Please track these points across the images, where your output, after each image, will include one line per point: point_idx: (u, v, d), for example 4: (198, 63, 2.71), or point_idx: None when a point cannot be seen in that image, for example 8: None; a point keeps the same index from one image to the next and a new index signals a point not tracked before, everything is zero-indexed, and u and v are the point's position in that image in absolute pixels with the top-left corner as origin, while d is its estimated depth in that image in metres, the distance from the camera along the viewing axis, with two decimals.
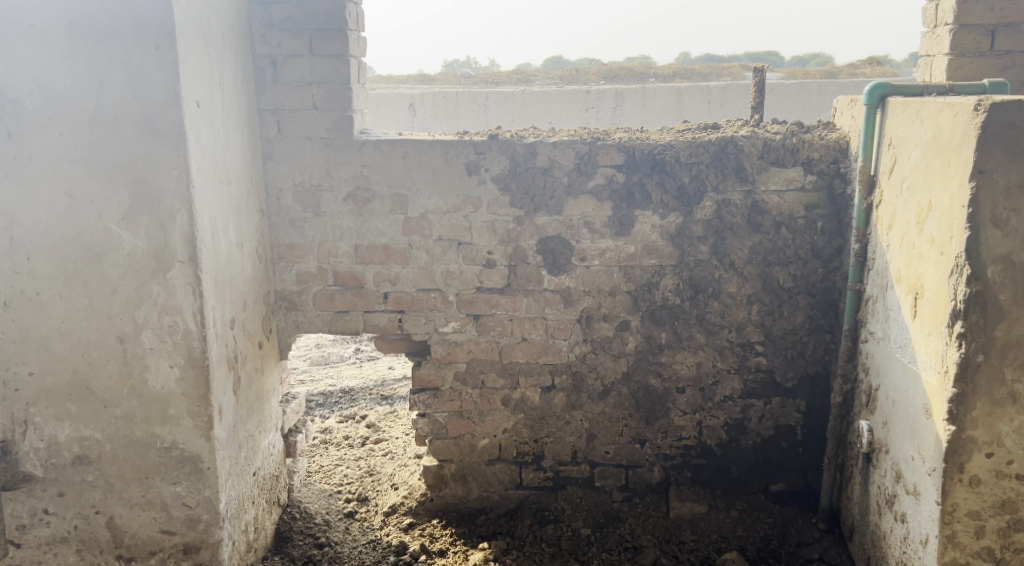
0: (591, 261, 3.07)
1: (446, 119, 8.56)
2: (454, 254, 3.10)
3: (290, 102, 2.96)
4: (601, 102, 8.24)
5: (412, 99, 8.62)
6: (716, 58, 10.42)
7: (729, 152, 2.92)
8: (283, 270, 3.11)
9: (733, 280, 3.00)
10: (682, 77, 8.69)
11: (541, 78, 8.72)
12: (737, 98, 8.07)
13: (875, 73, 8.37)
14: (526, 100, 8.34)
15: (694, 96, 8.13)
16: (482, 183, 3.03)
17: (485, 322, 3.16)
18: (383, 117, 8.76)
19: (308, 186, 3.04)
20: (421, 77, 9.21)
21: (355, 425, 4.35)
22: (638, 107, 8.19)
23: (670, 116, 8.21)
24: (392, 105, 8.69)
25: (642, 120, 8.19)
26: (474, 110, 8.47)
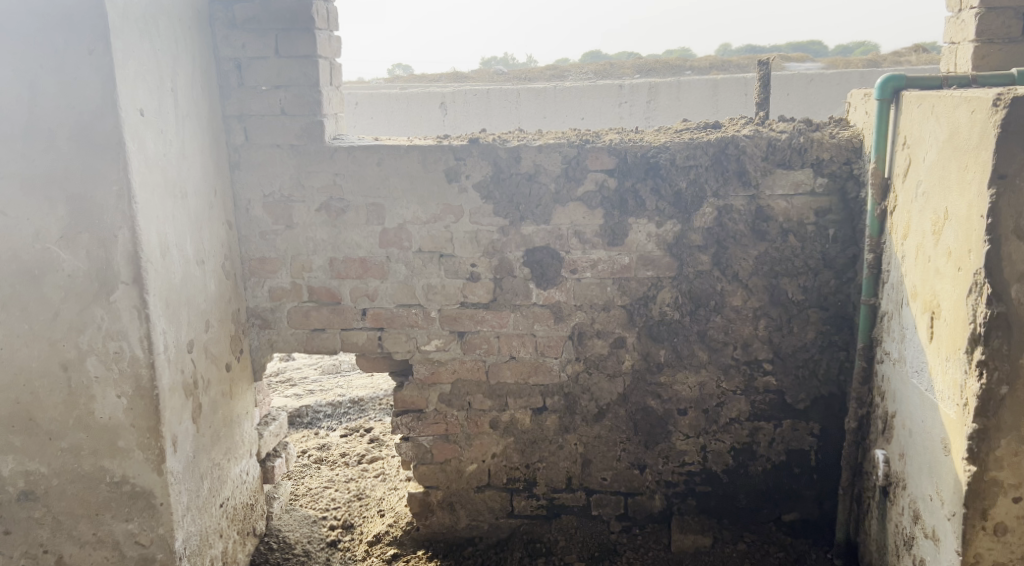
0: (582, 273, 2.83)
1: (478, 117, 8.15)
2: (436, 267, 2.89)
3: (257, 108, 2.79)
4: (635, 97, 7.81)
5: (444, 97, 8.28)
6: (753, 49, 10.01)
7: (730, 153, 2.67)
8: (255, 286, 2.95)
9: (737, 293, 2.75)
10: (719, 69, 8.31)
11: (574, 73, 8.46)
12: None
13: (917, 62, 7.89)
14: (559, 97, 7.98)
15: (730, 87, 7.52)
16: (463, 191, 2.82)
17: (470, 339, 2.94)
18: (414, 116, 8.41)
19: (278, 198, 2.86)
20: (454, 75, 8.99)
21: (358, 440, 4.13)
22: (673, 100, 7.71)
23: (707, 110, 7.61)
24: (423, 104, 8.37)
25: (678, 115, 7.70)
26: (506, 108, 8.09)
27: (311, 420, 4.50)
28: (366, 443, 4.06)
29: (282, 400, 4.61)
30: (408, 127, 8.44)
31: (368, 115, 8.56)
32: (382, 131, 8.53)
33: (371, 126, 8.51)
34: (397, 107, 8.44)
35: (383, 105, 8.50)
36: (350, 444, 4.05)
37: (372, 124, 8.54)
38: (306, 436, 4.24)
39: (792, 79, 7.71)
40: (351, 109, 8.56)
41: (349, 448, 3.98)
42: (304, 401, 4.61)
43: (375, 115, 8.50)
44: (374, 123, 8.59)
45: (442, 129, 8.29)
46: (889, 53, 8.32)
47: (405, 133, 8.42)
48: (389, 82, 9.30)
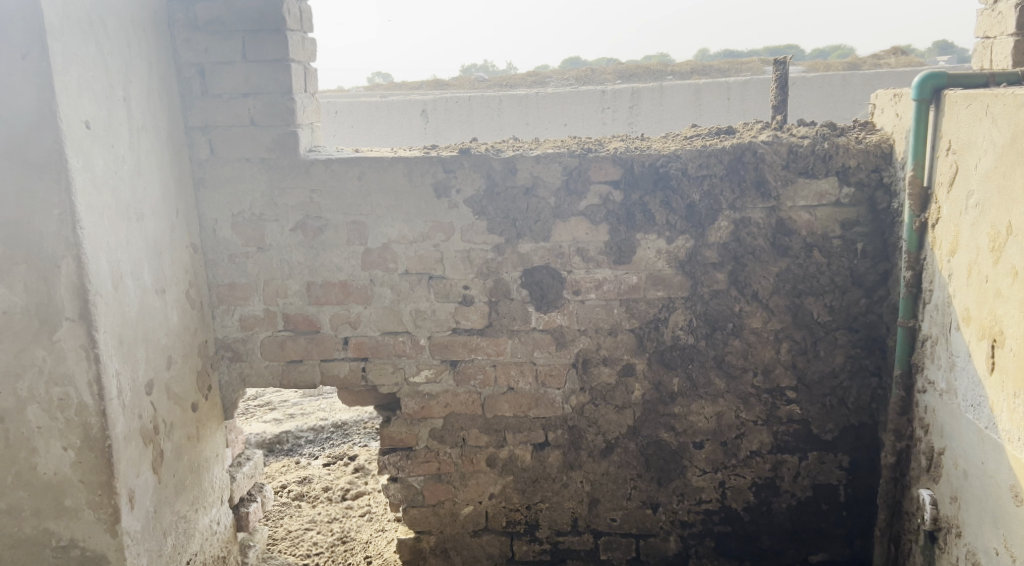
0: (586, 295, 2.58)
1: (460, 125, 7.92)
2: (425, 290, 2.63)
3: (223, 119, 2.52)
4: (618, 102, 7.54)
5: (425, 104, 8.00)
6: (732, 53, 9.83)
7: (748, 161, 2.42)
8: (225, 315, 2.67)
9: (757, 314, 2.50)
10: (701, 74, 8.10)
11: (555, 79, 8.24)
12: (760, 93, 7.12)
13: (896, 64, 7.73)
14: (542, 102, 7.66)
15: (712, 91, 7.35)
16: (454, 207, 2.55)
17: (464, 369, 2.67)
18: (395, 124, 8.14)
19: (248, 217, 2.59)
20: (436, 83, 8.74)
21: (342, 469, 3.85)
22: (656, 106, 7.50)
23: (690, 115, 7.42)
24: (403, 112, 8.09)
25: (660, 120, 7.48)
26: (489, 115, 7.79)
27: (292, 447, 4.21)
28: (350, 473, 3.78)
29: (259, 426, 4.31)
30: (388, 135, 8.16)
31: (348, 124, 8.30)
32: (362, 140, 8.25)
33: (351, 135, 8.23)
34: (378, 115, 8.18)
35: (363, 113, 8.23)
36: (332, 476, 3.77)
37: (352, 134, 8.27)
38: (285, 467, 3.95)
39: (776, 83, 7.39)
40: (329, 118, 8.29)
41: (332, 480, 3.70)
42: (283, 426, 4.32)
43: (354, 124, 8.23)
44: (354, 132, 8.33)
45: (423, 137, 8.01)
46: (868, 56, 8.09)
47: (386, 142, 8.14)
48: (369, 90, 9.04)
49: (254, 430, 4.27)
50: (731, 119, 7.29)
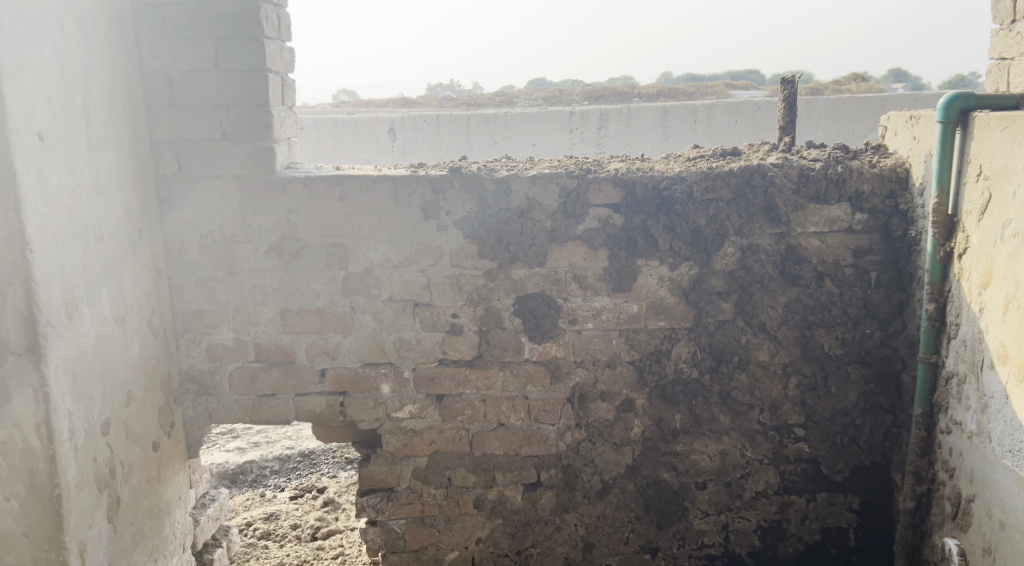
0: (583, 324, 2.41)
1: (428, 143, 7.74)
2: (410, 318, 2.44)
3: (193, 132, 2.31)
4: (586, 123, 7.42)
5: (392, 121, 7.79)
6: (694, 77, 9.84)
7: (757, 184, 2.28)
8: (190, 344, 2.46)
9: (765, 347, 2.35)
10: (666, 97, 8.03)
11: (524, 100, 8.12)
12: (724, 117, 7.23)
13: (859, 89, 7.79)
14: (510, 122, 7.55)
15: (679, 114, 7.27)
16: (443, 230, 2.38)
17: (451, 404, 2.49)
18: (362, 141, 7.88)
19: (219, 239, 2.38)
20: (403, 101, 8.58)
21: (311, 504, 3.61)
22: (623, 127, 7.39)
23: (658, 137, 7.34)
24: (370, 129, 7.86)
25: (628, 142, 7.37)
26: (457, 133, 7.63)
27: (256, 479, 3.96)
28: (319, 508, 3.54)
29: (221, 456, 4.04)
30: (354, 152, 7.89)
31: (314, 141, 8.01)
32: (328, 156, 7.97)
33: (316, 152, 7.95)
34: (343, 132, 7.90)
35: (329, 130, 7.96)
36: (300, 511, 3.52)
37: (317, 150, 7.99)
38: (249, 501, 3.70)
39: (740, 106, 7.19)
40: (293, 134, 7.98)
41: (301, 517, 3.46)
42: (247, 456, 4.06)
43: (319, 141, 7.95)
44: (320, 149, 8.05)
45: (389, 155, 7.81)
46: (832, 81, 8.04)
47: (352, 160, 7.87)
48: (335, 108, 8.79)
49: (215, 461, 4.00)
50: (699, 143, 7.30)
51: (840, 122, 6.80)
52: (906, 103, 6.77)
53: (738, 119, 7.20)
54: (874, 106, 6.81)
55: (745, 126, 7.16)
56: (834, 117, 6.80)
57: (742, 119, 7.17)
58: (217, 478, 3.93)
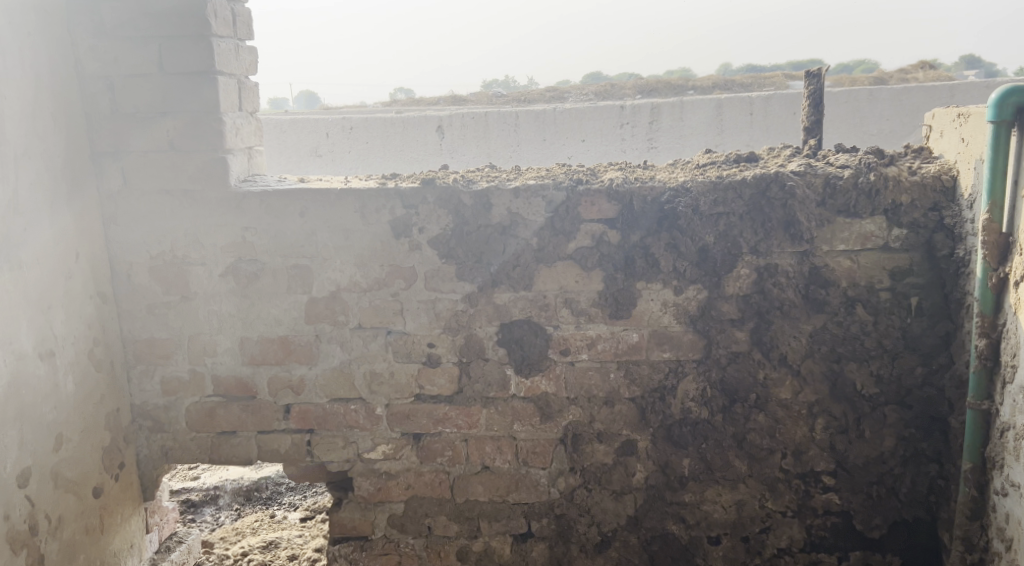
0: (576, 355, 2.12)
1: (477, 140, 6.63)
2: (382, 348, 2.17)
3: (137, 143, 2.09)
4: (637, 117, 6.45)
5: (440, 120, 6.67)
6: (751, 69, 9.10)
7: (774, 196, 1.96)
8: (143, 377, 2.23)
9: (785, 384, 2.03)
10: (724, 89, 7.23)
11: (575, 95, 7.29)
12: (783, 110, 6.15)
13: (924, 79, 7.19)
14: (559, 117, 6.52)
15: (734, 107, 6.35)
16: (416, 249, 2.11)
17: (429, 444, 2.21)
18: (412, 139, 6.72)
19: (169, 260, 2.15)
20: (453, 99, 7.68)
21: (318, 528, 3.03)
22: (676, 121, 6.42)
23: (712, 133, 6.34)
24: (418, 128, 6.70)
25: (681, 137, 6.41)
26: (507, 131, 6.58)
27: (271, 497, 3.34)
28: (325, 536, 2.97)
29: (235, 471, 3.46)
30: (404, 150, 6.70)
31: (364, 140, 6.79)
32: (378, 158, 6.76)
33: (367, 152, 6.74)
34: (392, 132, 6.74)
35: (379, 129, 6.75)
36: (307, 537, 2.95)
37: (367, 150, 6.77)
38: (258, 523, 3.12)
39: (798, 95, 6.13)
40: (343, 135, 6.81)
41: (303, 548, 2.88)
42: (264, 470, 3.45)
43: (370, 140, 6.75)
44: (370, 148, 6.79)
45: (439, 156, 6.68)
46: (894, 70, 7.45)
47: (400, 160, 6.69)
48: (385, 107, 7.88)
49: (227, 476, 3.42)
50: (754, 140, 6.32)
51: (905, 113, 6.24)
52: (975, 93, 6.12)
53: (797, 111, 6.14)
54: (940, 98, 6.17)
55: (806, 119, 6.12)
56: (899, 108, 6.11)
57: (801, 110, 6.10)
58: (229, 496, 3.32)
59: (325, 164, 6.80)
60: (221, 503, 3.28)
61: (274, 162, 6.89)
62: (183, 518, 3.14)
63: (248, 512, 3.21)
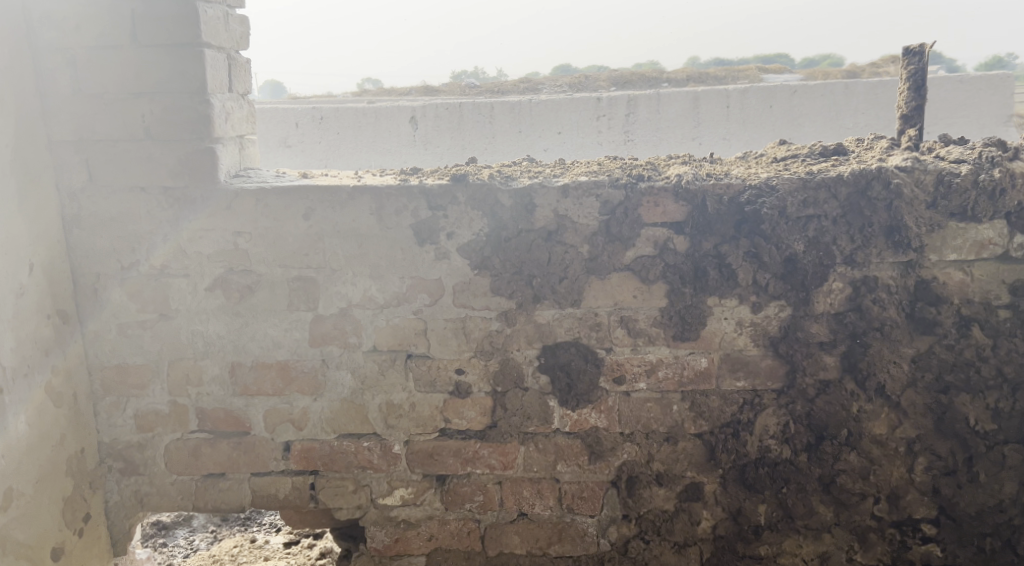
0: (632, 384, 1.80)
1: (450, 132, 6.08)
2: (400, 375, 1.83)
3: (105, 130, 1.71)
4: (613, 109, 5.96)
5: (413, 110, 6.10)
6: (722, 62, 8.58)
7: (877, 196, 1.64)
8: (113, 410, 1.87)
9: (882, 418, 1.72)
10: (696, 82, 6.54)
11: (549, 88, 6.57)
12: (759, 102, 5.88)
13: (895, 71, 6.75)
14: (534, 109, 6.02)
15: (712, 100, 5.92)
16: (443, 258, 1.77)
17: (456, 488, 1.87)
18: (384, 131, 6.15)
19: (145, 271, 1.79)
20: (426, 88, 6.93)
21: (306, 556, 2.39)
22: (653, 114, 5.97)
23: (687, 126, 5.92)
24: (391, 118, 6.14)
25: (657, 129, 5.97)
26: (481, 123, 6.08)
27: (253, 516, 2.73)
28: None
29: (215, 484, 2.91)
30: (375, 141, 6.15)
31: (334, 132, 6.19)
32: (349, 151, 6.18)
33: (337, 143, 6.12)
34: (364, 123, 6.16)
35: (350, 120, 6.15)
36: None
37: (338, 141, 6.15)
38: (237, 549, 2.50)
39: (775, 88, 5.88)
40: (313, 127, 6.16)
41: None
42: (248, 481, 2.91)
43: (340, 131, 6.13)
44: (341, 140, 6.18)
45: (414, 151, 6.12)
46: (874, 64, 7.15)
47: (372, 152, 6.14)
48: (358, 97, 7.39)
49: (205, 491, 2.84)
50: (729, 134, 5.95)
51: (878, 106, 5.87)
52: (950, 86, 5.75)
53: (773, 104, 5.89)
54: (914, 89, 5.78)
55: (783, 113, 5.86)
56: (873, 102, 5.74)
57: (778, 105, 5.85)
58: (206, 516, 2.77)
59: (295, 156, 6.18)
60: (197, 524, 2.72)
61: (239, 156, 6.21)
62: (151, 543, 2.58)
63: (226, 534, 2.63)
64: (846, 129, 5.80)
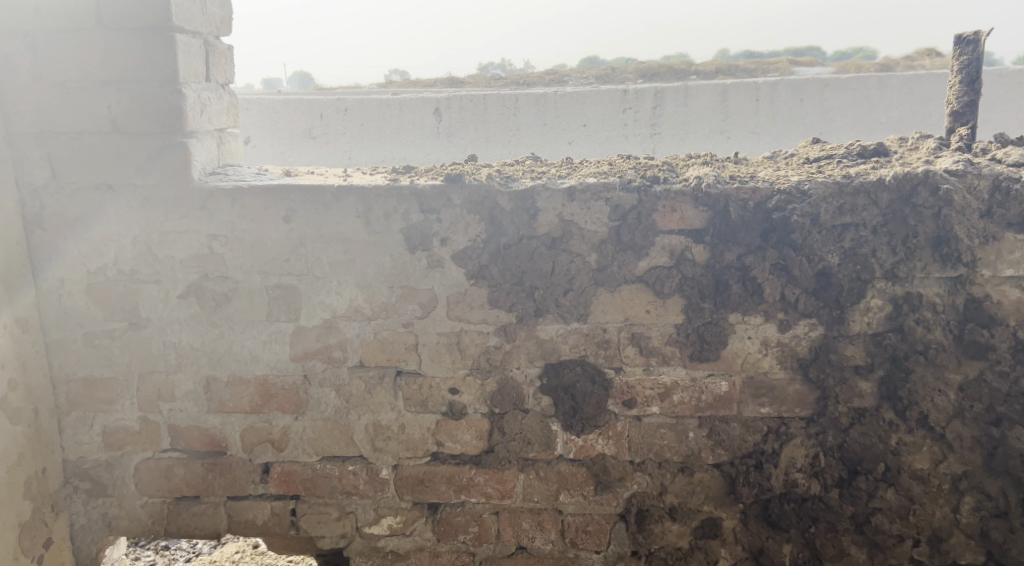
0: (644, 408, 1.62)
1: (475, 124, 5.44)
2: (390, 393, 1.67)
3: (68, 121, 1.57)
4: (639, 103, 5.36)
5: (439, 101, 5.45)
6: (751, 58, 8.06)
7: (923, 203, 1.46)
8: (79, 426, 1.73)
9: (924, 451, 1.53)
10: (726, 74, 5.96)
11: (576, 77, 6.04)
12: (790, 95, 5.32)
13: (930, 66, 6.03)
14: (564, 101, 5.38)
15: (740, 93, 5.38)
16: (437, 266, 1.61)
17: (449, 518, 1.71)
18: (407, 123, 5.51)
19: (113, 276, 1.65)
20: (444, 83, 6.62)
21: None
22: (680, 107, 5.36)
23: (726, 105, 4.80)
24: (416, 111, 5.49)
25: (683, 124, 5.41)
26: (500, 107, 4.91)
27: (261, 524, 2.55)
28: None
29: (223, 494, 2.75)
30: (382, 123, 5.06)
31: (359, 122, 5.55)
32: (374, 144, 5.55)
33: (362, 135, 5.53)
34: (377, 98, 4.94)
35: (374, 110, 5.51)
36: None
37: (364, 133, 5.55)
38: (238, 555, 2.28)
39: (806, 82, 5.32)
40: (338, 116, 5.57)
41: None
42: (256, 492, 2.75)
43: (343, 105, 4.96)
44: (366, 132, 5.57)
45: (431, 137, 5.04)
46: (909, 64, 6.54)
47: (398, 144, 5.52)
48: (375, 91, 7.14)
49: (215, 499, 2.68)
50: (760, 128, 5.36)
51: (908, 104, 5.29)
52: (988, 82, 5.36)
53: (802, 98, 5.35)
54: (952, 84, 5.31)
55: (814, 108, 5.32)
56: (908, 96, 5.21)
57: (807, 99, 5.32)
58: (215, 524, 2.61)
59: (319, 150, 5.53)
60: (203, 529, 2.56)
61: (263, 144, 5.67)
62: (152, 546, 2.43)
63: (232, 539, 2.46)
64: (879, 124, 5.27)
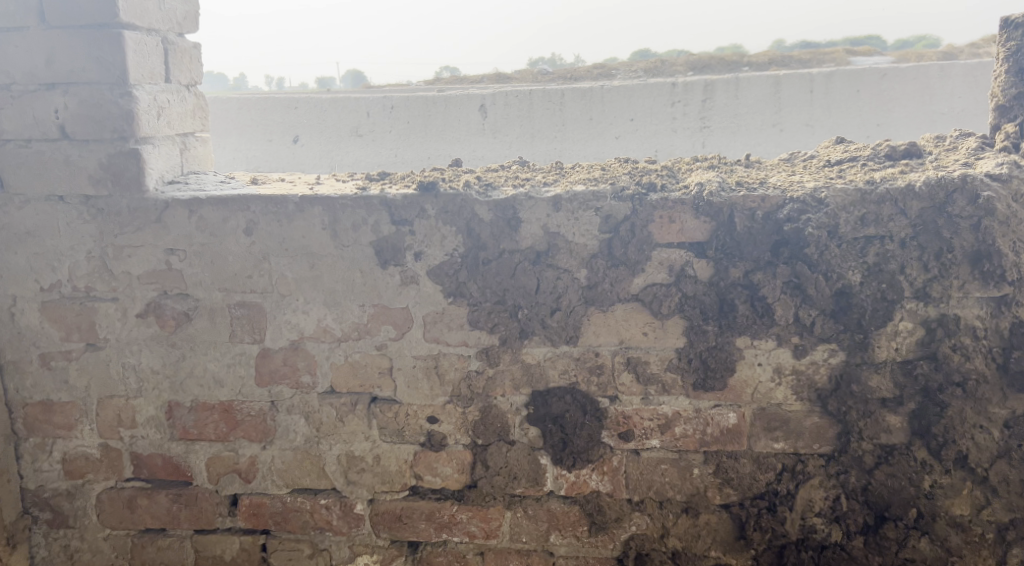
0: (642, 441, 1.45)
1: (521, 120, 5.13)
2: (363, 421, 1.53)
3: (16, 129, 1.46)
4: (689, 95, 5.10)
5: (484, 97, 5.19)
6: (809, 45, 7.54)
7: (959, 212, 1.26)
8: (38, 453, 1.62)
9: (964, 497, 1.33)
10: (780, 65, 5.63)
11: (624, 68, 5.49)
12: (844, 87, 5.03)
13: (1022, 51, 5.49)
14: (608, 94, 5.11)
15: (794, 84, 5.08)
16: (412, 284, 1.46)
17: (429, 558, 1.55)
18: (453, 120, 5.26)
19: (68, 294, 1.53)
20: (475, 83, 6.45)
21: None
22: (732, 99, 5.08)
23: (766, 115, 5.04)
24: (461, 107, 5.25)
25: (734, 116, 5.04)
26: (551, 111, 5.15)
27: None
28: None
29: None
30: (445, 131, 5.21)
31: (406, 120, 5.34)
32: (421, 140, 5.27)
33: (407, 134, 5.26)
34: (432, 114, 5.25)
35: (420, 109, 5.30)
36: None
37: (409, 132, 5.31)
38: None
39: (863, 71, 5.04)
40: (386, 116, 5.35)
41: None
42: None
43: (413, 121, 5.25)
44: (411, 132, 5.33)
45: (483, 139, 5.16)
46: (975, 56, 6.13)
47: (443, 141, 5.19)
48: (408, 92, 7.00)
49: None
50: (817, 119, 5.01)
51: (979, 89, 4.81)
52: None
53: (861, 87, 5.01)
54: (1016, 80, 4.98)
55: (871, 98, 4.96)
56: (973, 84, 4.78)
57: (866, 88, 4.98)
58: None
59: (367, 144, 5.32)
60: None
61: (311, 143, 5.44)
62: None
63: None
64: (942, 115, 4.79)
